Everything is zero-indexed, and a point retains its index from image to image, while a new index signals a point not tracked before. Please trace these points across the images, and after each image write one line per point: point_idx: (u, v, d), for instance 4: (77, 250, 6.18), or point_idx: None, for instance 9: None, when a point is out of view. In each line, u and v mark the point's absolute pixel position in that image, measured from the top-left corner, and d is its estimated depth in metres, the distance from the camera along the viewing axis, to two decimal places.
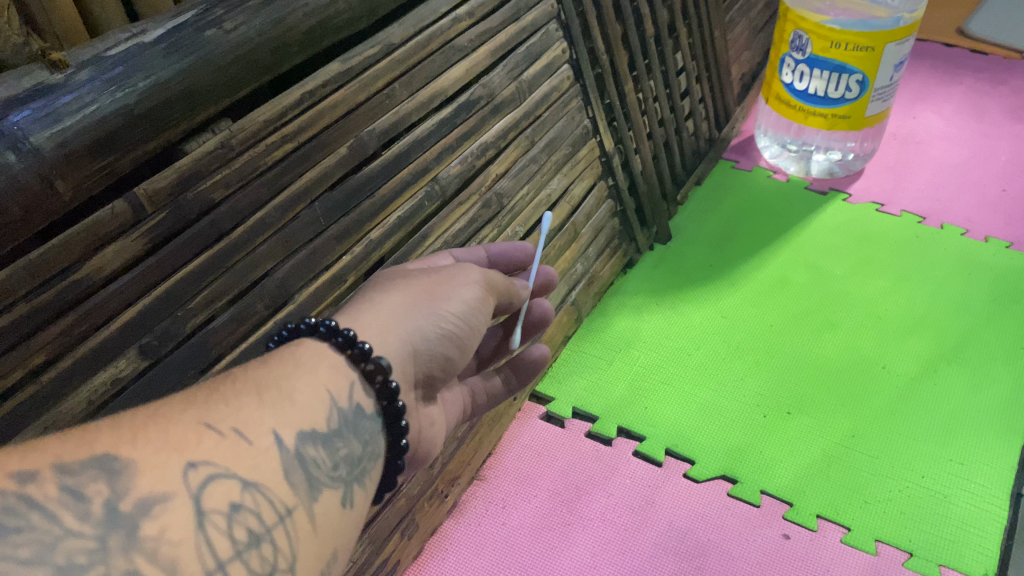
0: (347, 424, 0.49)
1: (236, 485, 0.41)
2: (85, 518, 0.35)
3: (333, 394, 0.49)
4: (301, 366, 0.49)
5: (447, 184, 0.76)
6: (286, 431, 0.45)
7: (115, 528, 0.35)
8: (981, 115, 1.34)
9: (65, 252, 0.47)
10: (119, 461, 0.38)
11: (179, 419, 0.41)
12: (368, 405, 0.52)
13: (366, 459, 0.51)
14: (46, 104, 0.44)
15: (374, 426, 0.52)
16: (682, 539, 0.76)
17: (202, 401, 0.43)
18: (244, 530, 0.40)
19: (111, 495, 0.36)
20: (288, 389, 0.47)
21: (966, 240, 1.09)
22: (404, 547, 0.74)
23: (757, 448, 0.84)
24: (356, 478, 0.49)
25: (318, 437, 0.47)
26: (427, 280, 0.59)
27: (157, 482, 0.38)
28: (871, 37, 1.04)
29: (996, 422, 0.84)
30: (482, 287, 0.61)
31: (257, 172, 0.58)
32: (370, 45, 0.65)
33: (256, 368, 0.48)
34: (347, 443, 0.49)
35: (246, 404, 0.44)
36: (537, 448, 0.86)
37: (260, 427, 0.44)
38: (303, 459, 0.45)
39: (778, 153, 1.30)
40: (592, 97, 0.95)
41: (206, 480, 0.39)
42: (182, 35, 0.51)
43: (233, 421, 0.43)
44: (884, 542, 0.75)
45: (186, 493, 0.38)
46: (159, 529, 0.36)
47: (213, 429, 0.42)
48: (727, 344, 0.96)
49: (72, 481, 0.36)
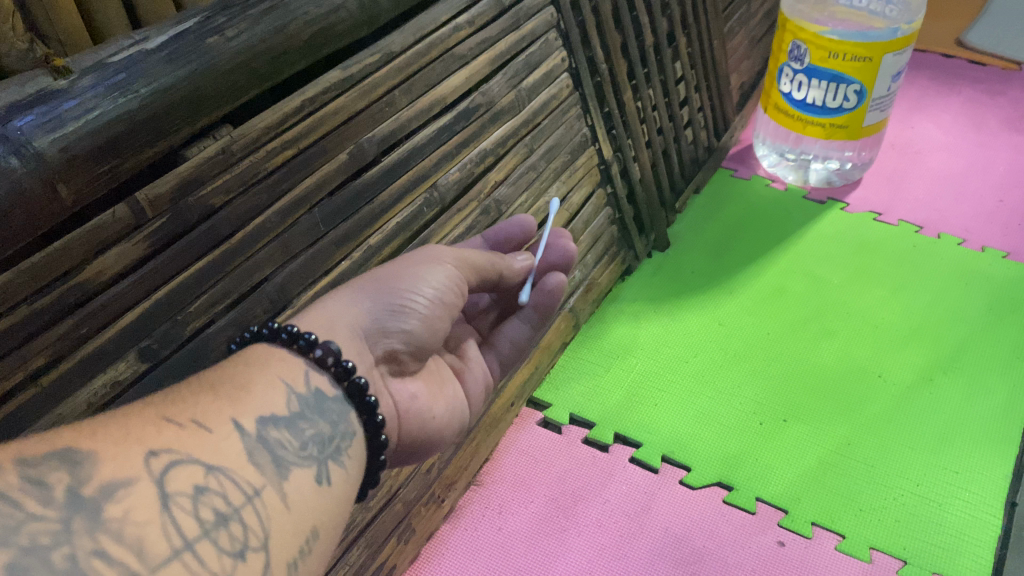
0: (309, 407, 0.52)
1: (199, 470, 0.42)
2: (49, 503, 0.36)
3: (289, 382, 0.52)
4: (252, 361, 0.52)
5: (446, 191, 0.77)
6: (245, 418, 0.47)
7: (78, 510, 0.36)
8: (980, 126, 1.34)
9: (66, 255, 0.47)
10: (81, 452, 0.38)
11: (139, 414, 0.43)
12: (328, 388, 0.54)
13: (338, 439, 0.53)
14: (49, 109, 0.45)
15: (341, 407, 0.55)
16: (678, 545, 0.77)
17: (163, 400, 0.45)
18: (210, 511, 0.41)
19: (72, 482, 0.37)
20: (244, 382, 0.50)
21: (963, 250, 1.09)
22: (400, 552, 0.74)
23: (752, 456, 0.84)
24: (330, 455, 0.51)
25: (279, 422, 0.49)
26: (383, 268, 0.62)
27: (119, 468, 0.39)
28: (869, 47, 1.05)
29: (992, 432, 0.84)
30: (450, 263, 0.63)
31: (256, 178, 0.58)
32: (371, 52, 0.66)
33: (208, 370, 0.50)
34: (313, 424, 0.51)
35: (202, 397, 0.46)
36: (534, 454, 0.86)
37: (220, 416, 0.46)
38: (265, 441, 0.47)
39: (777, 162, 1.31)
40: (591, 105, 0.96)
41: (169, 465, 0.41)
42: (184, 43, 0.51)
43: (192, 413, 0.44)
44: (877, 550, 0.75)
45: (149, 478, 0.39)
46: (123, 511, 0.37)
47: (172, 422, 0.43)
48: (724, 351, 0.96)
49: (33, 471, 0.36)
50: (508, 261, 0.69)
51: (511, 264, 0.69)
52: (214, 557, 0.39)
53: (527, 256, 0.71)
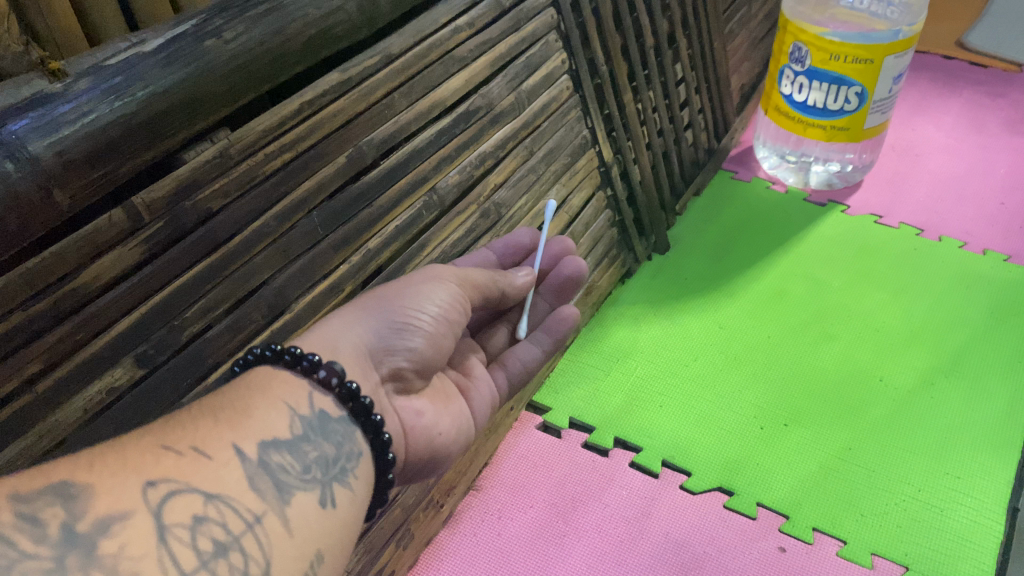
0: (313, 429, 0.52)
1: (198, 498, 0.42)
2: (42, 540, 0.36)
3: (291, 404, 0.52)
4: (254, 386, 0.52)
5: (446, 194, 0.76)
6: (246, 443, 0.47)
7: (72, 547, 0.36)
8: (981, 127, 1.34)
9: (61, 260, 0.47)
10: (76, 486, 0.39)
11: (136, 444, 0.43)
12: (332, 409, 0.55)
13: (344, 459, 0.53)
14: (44, 113, 0.44)
15: (347, 427, 0.55)
16: (677, 551, 0.76)
17: (161, 428, 0.45)
18: (209, 541, 0.41)
19: (67, 518, 0.37)
20: (244, 407, 0.50)
21: (964, 253, 1.09)
22: (399, 558, 0.74)
23: (753, 461, 0.83)
24: (335, 477, 0.51)
25: (281, 445, 0.49)
26: (389, 287, 0.62)
27: (114, 502, 0.39)
28: (870, 50, 1.04)
29: (994, 437, 0.84)
30: (455, 283, 0.64)
31: (254, 181, 0.58)
32: (370, 55, 0.65)
33: (210, 397, 0.50)
34: (317, 446, 0.52)
35: (202, 425, 0.47)
36: (533, 458, 0.86)
37: (220, 441, 0.46)
38: (266, 466, 0.47)
39: (777, 164, 1.31)
40: (591, 107, 0.96)
41: (167, 496, 0.41)
42: (181, 45, 0.51)
43: (191, 440, 0.45)
44: (879, 556, 0.75)
45: (146, 510, 0.40)
46: (118, 545, 0.37)
47: (171, 450, 0.44)
48: (724, 355, 0.96)
49: (27, 508, 0.37)
50: (510, 277, 0.70)
51: (513, 280, 0.70)
52: None
53: (528, 271, 0.72)
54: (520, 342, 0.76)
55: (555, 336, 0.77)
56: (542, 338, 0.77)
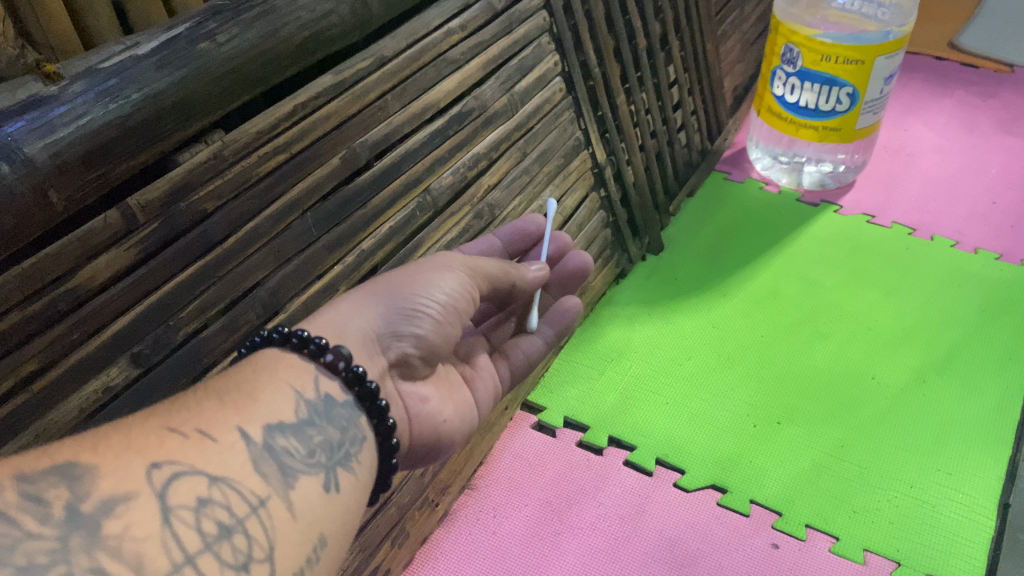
0: (318, 413, 0.53)
1: (203, 481, 0.43)
2: (46, 520, 0.36)
3: (297, 388, 0.53)
4: (259, 369, 0.52)
5: (439, 195, 0.77)
6: (251, 427, 0.48)
7: (76, 529, 0.37)
8: (972, 128, 1.35)
9: (58, 260, 0.47)
10: (80, 467, 0.39)
11: (142, 427, 0.43)
12: (338, 393, 0.55)
13: (348, 444, 0.53)
14: (39, 115, 0.45)
15: (351, 411, 0.55)
16: (671, 548, 0.77)
17: (166, 410, 0.46)
18: (213, 523, 0.41)
19: (72, 499, 0.38)
20: (250, 390, 0.50)
21: (956, 252, 1.10)
22: (394, 556, 0.74)
23: (746, 458, 0.84)
24: (339, 461, 0.52)
25: (287, 429, 0.50)
26: (395, 274, 0.63)
27: (118, 483, 0.39)
28: (861, 50, 1.05)
29: (984, 434, 0.85)
30: (463, 271, 0.65)
31: (249, 182, 0.58)
32: (363, 58, 0.66)
33: (215, 380, 0.51)
34: (322, 431, 0.52)
35: (207, 407, 0.47)
36: (528, 457, 0.86)
37: (225, 425, 0.46)
38: (271, 449, 0.48)
39: (771, 164, 1.32)
40: (584, 109, 0.96)
41: (171, 477, 0.41)
42: (175, 48, 0.51)
43: (196, 423, 0.45)
44: (872, 552, 0.75)
45: (150, 491, 0.40)
46: (122, 527, 0.38)
47: (176, 432, 0.44)
48: (717, 354, 0.97)
49: (31, 488, 0.37)
50: (521, 271, 0.70)
51: (525, 273, 0.70)
52: (217, 569, 0.40)
53: (541, 265, 0.72)
54: (526, 335, 0.77)
55: (557, 326, 0.79)
56: (544, 330, 0.78)
